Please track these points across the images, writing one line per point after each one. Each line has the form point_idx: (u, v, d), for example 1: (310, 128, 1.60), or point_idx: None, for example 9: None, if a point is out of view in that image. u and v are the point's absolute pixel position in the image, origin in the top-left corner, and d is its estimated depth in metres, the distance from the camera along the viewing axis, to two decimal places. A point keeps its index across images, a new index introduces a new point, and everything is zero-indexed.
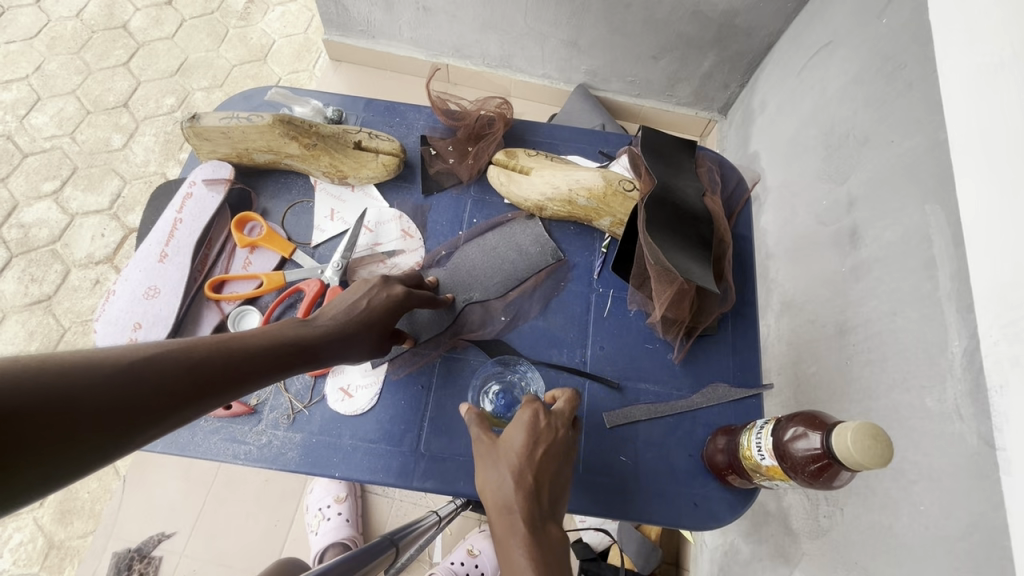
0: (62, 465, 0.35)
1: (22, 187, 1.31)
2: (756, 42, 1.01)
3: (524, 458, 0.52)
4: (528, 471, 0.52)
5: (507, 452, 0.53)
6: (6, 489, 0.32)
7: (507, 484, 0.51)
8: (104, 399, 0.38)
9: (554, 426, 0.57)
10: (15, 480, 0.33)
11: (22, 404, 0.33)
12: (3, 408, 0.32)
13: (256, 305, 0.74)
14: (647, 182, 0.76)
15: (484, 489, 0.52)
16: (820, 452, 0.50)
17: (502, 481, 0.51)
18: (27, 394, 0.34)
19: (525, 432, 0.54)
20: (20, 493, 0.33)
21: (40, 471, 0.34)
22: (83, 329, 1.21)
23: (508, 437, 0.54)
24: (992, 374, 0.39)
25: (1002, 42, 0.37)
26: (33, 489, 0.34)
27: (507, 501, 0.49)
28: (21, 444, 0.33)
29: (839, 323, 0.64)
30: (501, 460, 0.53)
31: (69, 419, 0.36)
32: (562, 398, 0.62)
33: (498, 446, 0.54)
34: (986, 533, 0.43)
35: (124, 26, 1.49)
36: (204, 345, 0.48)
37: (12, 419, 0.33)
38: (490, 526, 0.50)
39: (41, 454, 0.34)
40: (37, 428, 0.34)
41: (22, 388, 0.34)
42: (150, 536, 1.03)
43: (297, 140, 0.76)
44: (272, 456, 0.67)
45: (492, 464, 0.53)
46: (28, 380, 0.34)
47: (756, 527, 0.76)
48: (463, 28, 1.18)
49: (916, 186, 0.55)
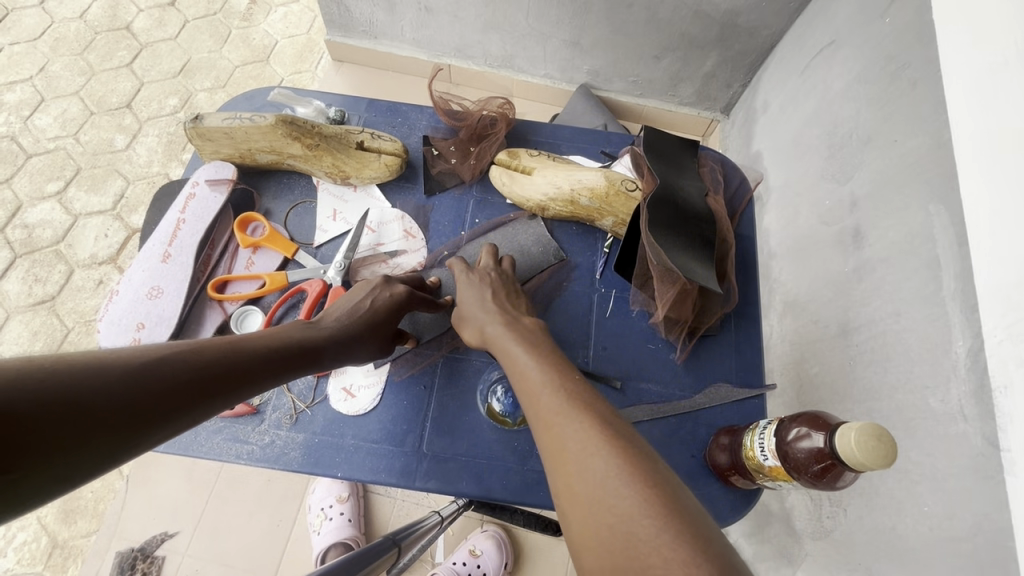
0: (73, 467, 0.35)
1: (25, 188, 1.32)
2: (759, 41, 1.01)
3: (536, 354, 0.54)
4: (549, 358, 0.53)
5: (500, 333, 0.60)
6: (20, 493, 0.32)
7: (540, 376, 0.50)
8: (117, 402, 0.38)
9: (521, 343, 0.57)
10: (28, 483, 0.33)
11: (37, 408, 0.34)
12: (17, 413, 0.33)
13: (258, 305, 0.74)
14: (649, 182, 0.76)
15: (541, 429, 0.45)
16: (823, 452, 0.50)
17: (523, 370, 0.53)
18: (42, 397, 0.34)
19: (500, 309, 0.63)
20: (34, 496, 0.33)
21: (53, 476, 0.34)
22: (86, 328, 1.21)
23: (471, 309, 0.65)
24: (998, 375, 0.38)
25: (1008, 41, 0.36)
26: (49, 491, 0.34)
27: (543, 389, 0.48)
28: (36, 448, 0.33)
29: (842, 323, 0.64)
30: (486, 325, 0.62)
31: (83, 421, 0.36)
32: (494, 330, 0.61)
33: (466, 315, 0.66)
34: (990, 535, 0.42)
35: (128, 28, 1.49)
36: (214, 347, 0.48)
37: (25, 422, 0.33)
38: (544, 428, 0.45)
39: (55, 457, 0.34)
40: (49, 430, 0.34)
41: (36, 391, 0.34)
42: (153, 536, 1.03)
43: (299, 141, 0.76)
44: (275, 456, 0.67)
45: (506, 351, 0.57)
46: (42, 383, 0.35)
47: (759, 528, 0.76)
48: (464, 28, 1.18)
49: (921, 186, 0.55)
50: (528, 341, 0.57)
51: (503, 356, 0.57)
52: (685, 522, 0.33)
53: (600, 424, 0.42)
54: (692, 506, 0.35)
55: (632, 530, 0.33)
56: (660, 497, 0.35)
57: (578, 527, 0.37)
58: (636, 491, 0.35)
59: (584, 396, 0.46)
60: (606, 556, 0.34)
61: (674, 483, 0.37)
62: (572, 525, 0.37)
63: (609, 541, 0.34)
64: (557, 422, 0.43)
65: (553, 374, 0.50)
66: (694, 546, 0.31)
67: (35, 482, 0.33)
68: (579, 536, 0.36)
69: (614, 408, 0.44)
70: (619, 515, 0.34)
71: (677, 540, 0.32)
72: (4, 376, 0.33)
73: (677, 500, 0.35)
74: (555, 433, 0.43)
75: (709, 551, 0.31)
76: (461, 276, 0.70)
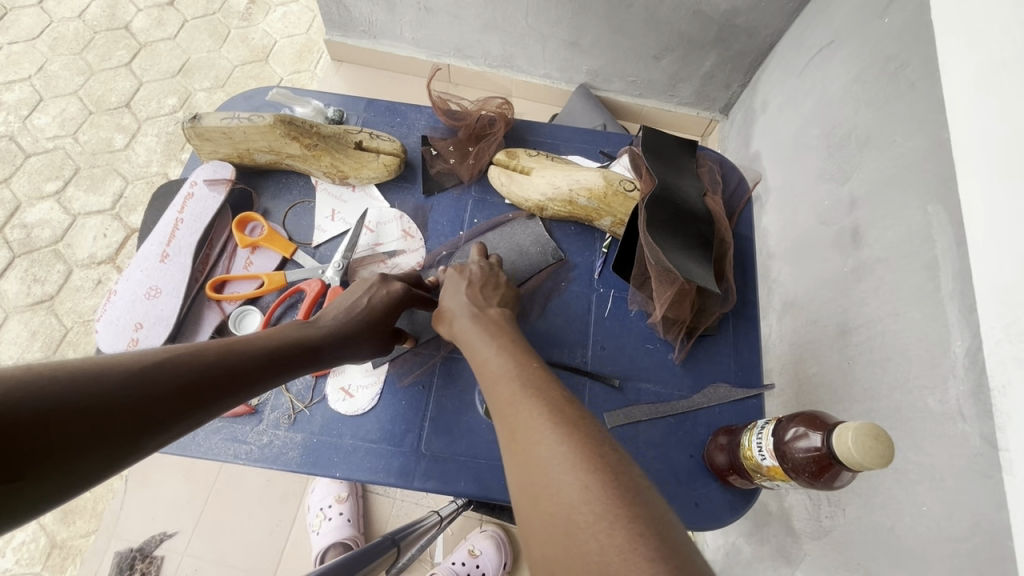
0: (75, 476, 0.35)
1: (24, 187, 1.32)
2: (758, 41, 1.01)
3: (499, 346, 0.55)
4: (513, 350, 0.54)
5: (470, 328, 0.60)
6: (20, 502, 0.32)
7: (501, 367, 0.50)
8: (121, 407, 0.38)
9: (489, 337, 0.57)
10: (27, 492, 0.33)
11: (41, 416, 0.34)
12: (23, 419, 0.33)
13: (257, 305, 0.74)
14: (647, 182, 0.75)
15: (498, 417, 0.45)
16: (821, 452, 0.50)
17: (486, 363, 0.53)
18: (45, 405, 0.34)
19: (470, 300, 0.64)
20: (38, 503, 0.33)
21: (53, 485, 0.34)
22: (85, 329, 1.21)
23: (447, 303, 0.65)
24: (996, 375, 0.38)
25: (1006, 41, 0.36)
26: (51, 498, 0.34)
27: (504, 379, 0.49)
28: (38, 457, 0.33)
29: (841, 323, 0.64)
30: (458, 320, 0.62)
31: (88, 427, 0.36)
32: (465, 319, 0.61)
33: (442, 309, 0.66)
34: (989, 535, 0.42)
35: (127, 27, 1.49)
36: (212, 349, 0.48)
37: (29, 429, 0.33)
38: (503, 414, 0.44)
39: (57, 464, 0.34)
40: (50, 438, 0.34)
41: (40, 398, 0.34)
42: (152, 535, 1.03)
43: (298, 141, 0.76)
44: (272, 455, 0.67)
45: (474, 344, 0.57)
46: (45, 389, 0.35)
47: (757, 528, 0.76)
48: (463, 28, 1.18)
49: (920, 184, 0.55)
50: (494, 333, 0.58)
51: (470, 350, 0.57)
52: (623, 503, 0.33)
53: (552, 411, 0.42)
54: (639, 486, 0.35)
55: (573, 515, 0.33)
56: (602, 481, 0.35)
57: (523, 516, 0.37)
58: (579, 477, 0.35)
59: (544, 384, 0.46)
60: (548, 543, 0.34)
61: (623, 466, 0.36)
62: (519, 512, 0.38)
63: (550, 527, 0.34)
64: (514, 408, 0.44)
65: (514, 365, 0.50)
66: (631, 529, 0.31)
67: (37, 490, 0.33)
68: (526, 522, 0.36)
69: (569, 393, 0.44)
70: (562, 503, 0.35)
71: (615, 526, 0.32)
72: (2, 386, 0.33)
73: (623, 484, 0.35)
74: (509, 420, 0.43)
75: (647, 531, 0.31)
76: (445, 275, 0.70)
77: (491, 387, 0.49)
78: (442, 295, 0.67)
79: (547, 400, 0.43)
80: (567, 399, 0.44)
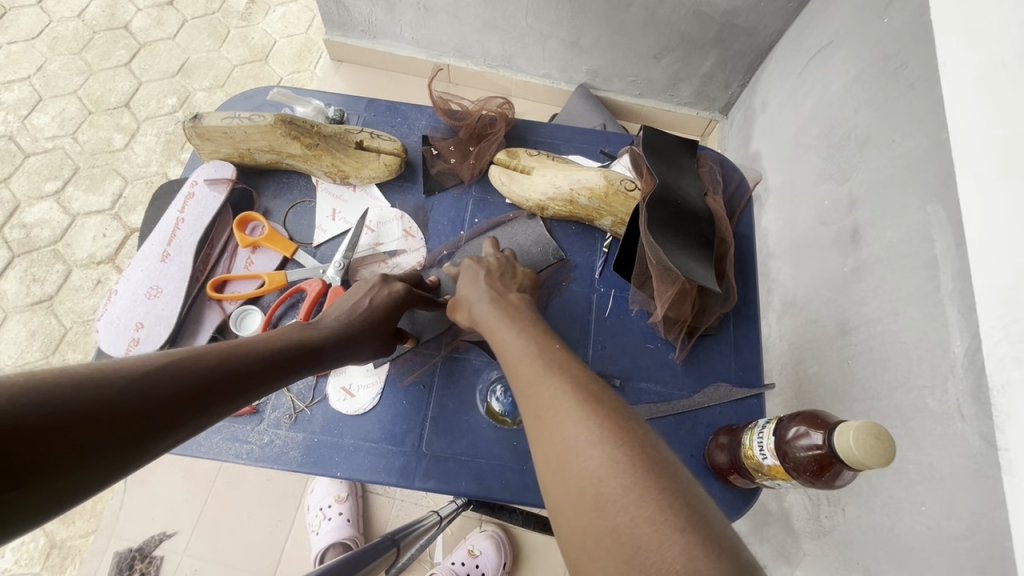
0: (79, 483, 0.35)
1: (23, 187, 1.32)
2: (757, 42, 1.01)
3: (519, 328, 0.55)
4: (532, 331, 0.54)
5: (488, 312, 0.60)
6: (24, 511, 0.32)
7: (521, 348, 0.50)
8: (123, 413, 0.38)
9: (508, 319, 0.57)
10: (31, 500, 0.32)
11: (43, 424, 0.34)
12: (24, 428, 0.33)
13: (257, 305, 0.74)
14: (648, 182, 0.75)
15: (521, 395, 0.45)
16: (822, 451, 0.50)
17: (506, 345, 0.53)
18: (46, 414, 0.34)
19: (488, 287, 0.64)
20: (42, 511, 0.33)
21: (55, 493, 0.34)
22: (84, 329, 1.21)
23: (465, 290, 0.66)
24: (996, 374, 0.38)
25: (1005, 42, 0.36)
26: (53, 506, 0.34)
27: (524, 359, 0.48)
28: (40, 466, 0.33)
29: (841, 323, 0.64)
30: (475, 305, 0.62)
31: (89, 434, 0.36)
32: (483, 303, 0.61)
33: (459, 297, 0.66)
34: (988, 534, 0.43)
35: (126, 27, 1.49)
36: (214, 352, 0.48)
37: (31, 438, 0.33)
38: (526, 392, 0.45)
39: (59, 473, 0.34)
40: (51, 447, 0.34)
41: (41, 407, 0.34)
42: (152, 535, 1.03)
43: (298, 140, 0.76)
44: (273, 455, 0.67)
45: (493, 328, 0.57)
46: (46, 398, 0.34)
47: (757, 527, 0.76)
48: (464, 28, 1.18)
49: (920, 184, 0.55)
50: (512, 316, 0.58)
51: (489, 334, 0.57)
52: (652, 476, 0.33)
53: (576, 387, 0.42)
54: (666, 460, 0.35)
55: (602, 489, 0.34)
56: (629, 454, 0.35)
57: (552, 492, 0.37)
58: (607, 452, 0.35)
59: (567, 363, 0.46)
60: (579, 517, 0.34)
61: (649, 440, 0.36)
62: (547, 488, 0.38)
63: (580, 500, 0.34)
64: (537, 386, 0.44)
65: (535, 346, 0.50)
66: (661, 501, 0.32)
67: (40, 499, 0.33)
68: (555, 498, 0.37)
69: (590, 372, 0.44)
70: (590, 477, 0.35)
71: (645, 498, 0.32)
72: (4, 394, 0.33)
73: (650, 457, 0.35)
74: (533, 398, 0.43)
75: (677, 503, 0.32)
76: (461, 266, 0.70)
77: (512, 367, 0.49)
78: (458, 283, 0.67)
79: (570, 377, 0.43)
80: (589, 377, 0.44)
